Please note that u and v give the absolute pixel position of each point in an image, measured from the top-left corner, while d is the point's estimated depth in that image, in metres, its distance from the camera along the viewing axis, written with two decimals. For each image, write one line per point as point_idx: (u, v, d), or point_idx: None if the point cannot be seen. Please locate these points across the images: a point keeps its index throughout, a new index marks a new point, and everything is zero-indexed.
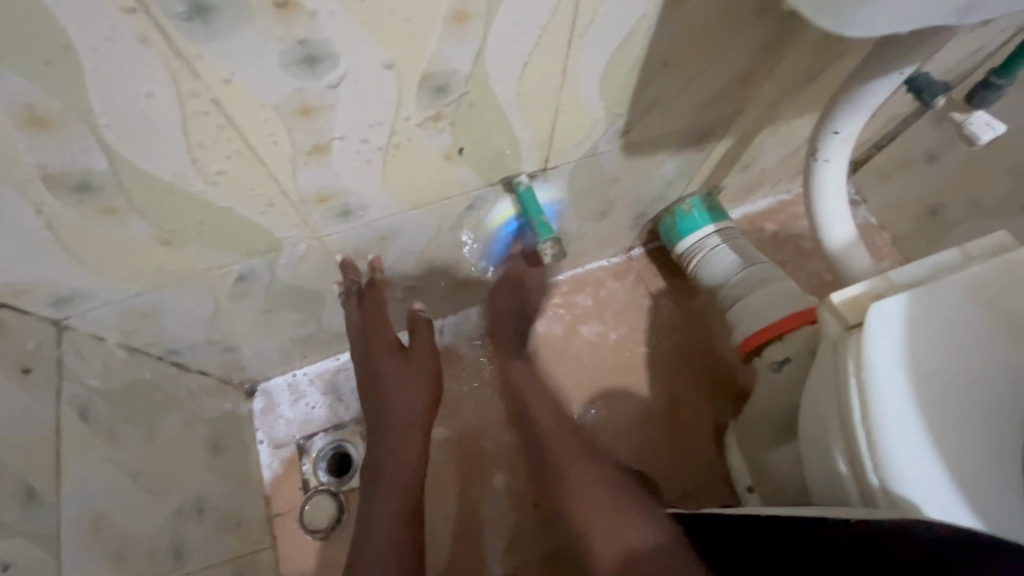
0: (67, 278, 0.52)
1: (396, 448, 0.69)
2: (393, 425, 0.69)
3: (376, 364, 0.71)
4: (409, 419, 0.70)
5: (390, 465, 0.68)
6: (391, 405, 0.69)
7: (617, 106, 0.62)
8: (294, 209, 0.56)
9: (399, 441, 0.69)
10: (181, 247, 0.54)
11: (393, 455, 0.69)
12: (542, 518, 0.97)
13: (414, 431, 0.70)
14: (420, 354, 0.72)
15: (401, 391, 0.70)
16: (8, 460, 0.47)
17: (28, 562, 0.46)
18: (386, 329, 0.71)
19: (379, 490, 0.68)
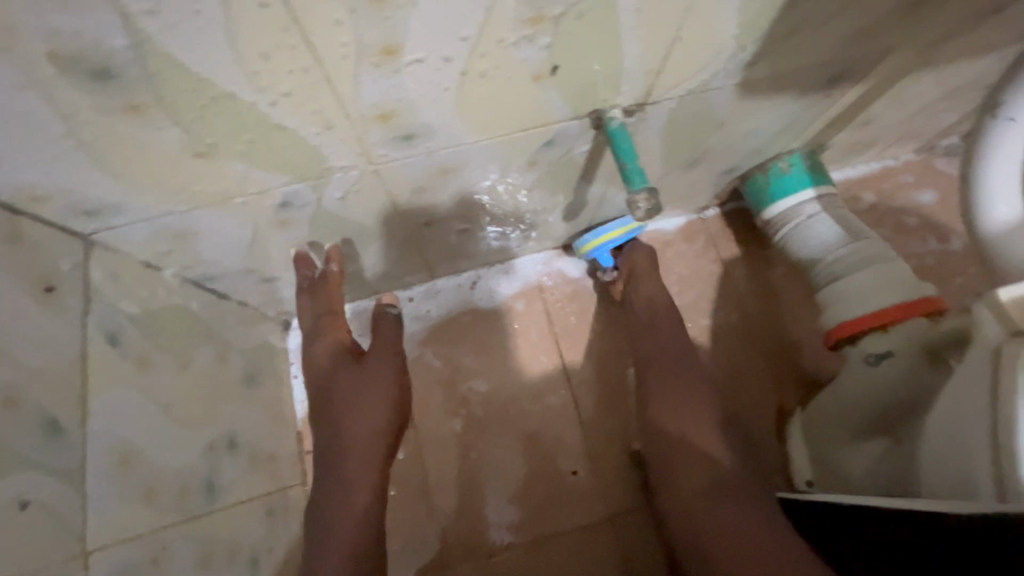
0: (91, 188, 0.45)
1: (346, 484, 0.64)
2: (347, 451, 0.65)
3: (337, 377, 0.68)
4: (367, 441, 0.66)
5: (340, 501, 0.63)
6: (346, 424, 0.66)
7: (751, 28, 0.50)
8: (350, 130, 0.47)
9: (355, 471, 0.64)
10: (220, 162, 0.46)
11: (345, 491, 0.63)
12: (560, 497, 0.92)
13: (369, 456, 0.65)
14: (382, 368, 0.68)
15: (359, 409, 0.66)
16: (27, 387, 0.42)
17: (50, 499, 0.42)
18: (342, 329, 0.72)
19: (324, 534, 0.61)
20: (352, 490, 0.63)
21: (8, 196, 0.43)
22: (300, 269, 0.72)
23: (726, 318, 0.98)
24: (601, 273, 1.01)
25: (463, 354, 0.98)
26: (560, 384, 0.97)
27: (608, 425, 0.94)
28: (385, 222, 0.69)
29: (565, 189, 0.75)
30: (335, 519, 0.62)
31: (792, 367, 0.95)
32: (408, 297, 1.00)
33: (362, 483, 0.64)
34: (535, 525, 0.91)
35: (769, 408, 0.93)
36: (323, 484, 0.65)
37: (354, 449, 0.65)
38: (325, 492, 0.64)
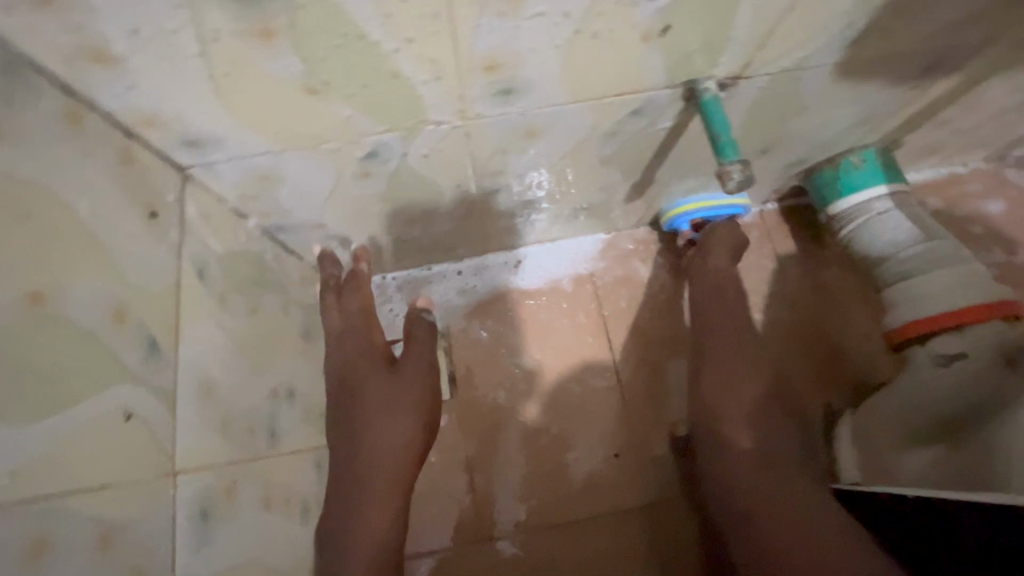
0: (203, 117, 0.45)
1: (369, 492, 0.62)
2: (367, 463, 0.62)
3: (366, 387, 0.65)
4: (395, 451, 0.64)
5: (366, 511, 0.61)
6: (375, 435, 0.63)
7: (867, 3, 0.49)
8: (455, 76, 0.47)
9: (378, 484, 0.62)
10: (327, 101, 0.46)
11: (366, 509, 0.61)
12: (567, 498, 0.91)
13: (399, 463, 0.63)
14: (416, 380, 0.66)
15: (386, 421, 0.64)
16: (134, 304, 0.43)
17: (148, 416, 0.43)
18: (374, 333, 0.69)
19: (342, 557, 0.59)
20: (375, 507, 0.61)
21: (125, 117, 0.44)
22: (323, 268, 0.74)
23: (778, 314, 0.97)
24: (652, 260, 1.00)
25: (509, 330, 0.98)
26: (605, 367, 0.96)
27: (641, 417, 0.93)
28: (457, 186, 0.69)
29: (637, 167, 0.74)
30: (354, 531, 0.60)
31: (842, 368, 0.93)
32: (455, 270, 1.00)
33: (382, 498, 0.62)
34: (545, 517, 0.90)
35: (817, 407, 0.92)
36: (338, 493, 0.62)
37: (376, 456, 0.63)
38: (344, 501, 0.62)
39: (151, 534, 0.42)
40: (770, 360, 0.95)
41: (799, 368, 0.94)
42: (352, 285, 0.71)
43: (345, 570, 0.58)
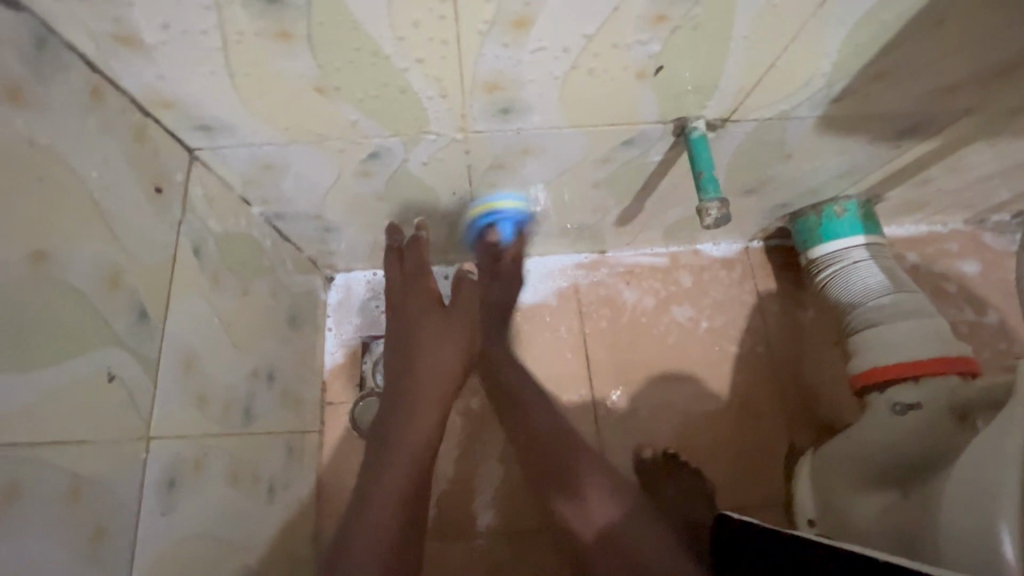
0: (217, 105, 0.48)
1: (412, 409, 0.72)
2: (422, 376, 0.75)
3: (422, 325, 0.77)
4: (442, 376, 0.75)
5: (411, 422, 0.71)
6: (426, 358, 0.75)
7: (848, 66, 0.52)
8: (459, 92, 0.50)
9: (423, 401, 0.73)
10: (335, 101, 0.49)
11: (415, 414, 0.72)
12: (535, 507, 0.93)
13: (442, 384, 0.75)
14: (464, 322, 0.77)
15: (435, 348, 0.75)
16: (130, 274, 0.45)
17: (130, 381, 0.45)
18: (432, 282, 0.80)
19: (389, 450, 0.69)
20: (419, 414, 0.72)
21: (142, 97, 0.46)
22: (390, 237, 0.81)
23: (752, 349, 1.00)
24: (637, 284, 1.03)
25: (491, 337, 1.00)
26: (581, 382, 0.98)
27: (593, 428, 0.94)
28: (453, 193, 0.72)
29: (626, 192, 0.77)
30: (396, 443, 0.70)
31: (807, 407, 0.96)
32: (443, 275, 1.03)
33: (425, 414, 0.73)
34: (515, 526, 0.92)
35: (779, 442, 0.94)
36: (389, 407, 0.73)
37: (427, 376, 0.75)
38: (391, 415, 0.73)
39: (122, 493, 0.43)
40: (740, 392, 0.97)
41: (767, 403, 0.97)
42: (412, 247, 0.79)
43: (395, 457, 0.69)
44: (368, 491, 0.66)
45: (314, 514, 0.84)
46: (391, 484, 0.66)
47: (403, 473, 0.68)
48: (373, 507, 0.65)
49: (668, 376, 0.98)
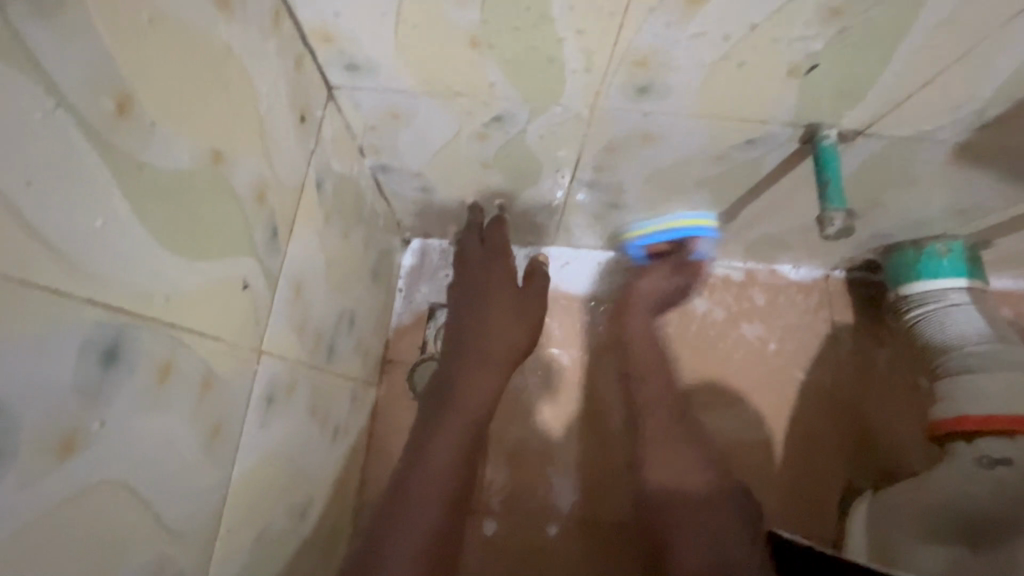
0: (373, 46, 0.50)
1: (473, 372, 0.73)
2: (484, 351, 0.75)
3: (494, 307, 0.77)
4: (506, 350, 0.76)
5: (467, 392, 0.72)
6: (493, 333, 0.75)
7: (1009, 91, 0.50)
8: (605, 62, 0.50)
9: (478, 380, 0.73)
10: (483, 56, 0.50)
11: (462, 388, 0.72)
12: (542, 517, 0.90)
13: (504, 359, 0.75)
14: (523, 317, 0.78)
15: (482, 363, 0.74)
16: (272, 192, 0.48)
17: (259, 292, 0.47)
18: (505, 260, 0.80)
19: (446, 411, 0.70)
20: (484, 377, 0.73)
21: (308, 28, 0.48)
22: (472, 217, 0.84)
23: (821, 380, 0.97)
24: (709, 294, 1.01)
25: (554, 324, 1.00)
26: (639, 383, 0.96)
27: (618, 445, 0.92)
28: (557, 170, 0.72)
29: (728, 196, 0.76)
30: (438, 444, 0.68)
31: (870, 447, 0.93)
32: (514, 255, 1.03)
33: (484, 379, 0.73)
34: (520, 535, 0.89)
35: (837, 480, 0.91)
36: (453, 374, 0.73)
37: (483, 355, 0.74)
38: (454, 383, 0.73)
39: (240, 395, 0.45)
40: (802, 421, 0.94)
41: (829, 437, 0.94)
42: (490, 230, 0.83)
43: (444, 440, 0.68)
44: (405, 483, 0.65)
45: (364, 464, 0.86)
46: (439, 451, 0.67)
47: (454, 450, 0.68)
48: (417, 495, 0.64)
49: (730, 393, 0.96)
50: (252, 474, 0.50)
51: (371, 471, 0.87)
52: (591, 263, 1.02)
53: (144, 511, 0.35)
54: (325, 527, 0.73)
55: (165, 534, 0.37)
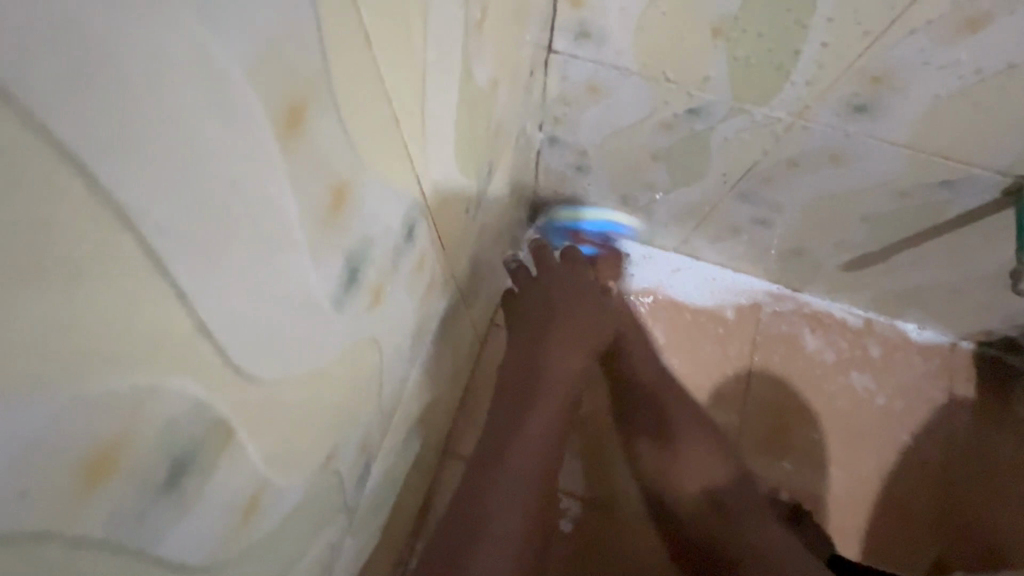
0: (616, 21, 0.53)
1: (562, 345, 0.70)
2: (569, 330, 0.71)
3: (562, 300, 0.74)
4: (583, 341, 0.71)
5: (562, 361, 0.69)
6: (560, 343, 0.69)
7: None
8: (836, 70, 0.52)
9: (562, 358, 0.69)
10: (718, 47, 0.53)
11: (551, 362, 0.68)
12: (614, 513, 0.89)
13: (581, 349, 0.71)
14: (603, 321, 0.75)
15: (569, 352, 0.70)
16: (499, 135, 0.52)
17: (465, 224, 0.51)
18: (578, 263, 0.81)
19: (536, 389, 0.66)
20: (570, 356, 0.69)
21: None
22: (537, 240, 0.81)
23: (925, 447, 0.94)
24: (823, 334, 0.98)
25: (658, 329, 0.98)
26: (732, 404, 0.96)
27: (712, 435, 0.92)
28: (721, 177, 0.73)
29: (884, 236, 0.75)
30: (518, 441, 0.61)
31: (967, 523, 0.90)
32: (623, 252, 0.98)
33: (574, 352, 0.70)
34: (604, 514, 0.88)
35: (928, 547, 0.90)
36: (542, 342, 0.70)
37: (576, 329, 0.72)
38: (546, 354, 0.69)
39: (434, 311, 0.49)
40: (898, 482, 0.93)
41: (922, 505, 0.92)
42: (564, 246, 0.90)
43: (542, 405, 0.65)
44: (512, 428, 0.62)
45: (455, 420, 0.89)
46: (534, 439, 0.62)
47: (546, 424, 0.64)
48: (517, 469, 0.59)
49: (827, 436, 0.95)
50: (411, 382, 0.53)
51: (460, 425, 0.90)
52: (703, 277, 0.99)
53: (370, 377, 0.39)
54: (422, 459, 0.76)
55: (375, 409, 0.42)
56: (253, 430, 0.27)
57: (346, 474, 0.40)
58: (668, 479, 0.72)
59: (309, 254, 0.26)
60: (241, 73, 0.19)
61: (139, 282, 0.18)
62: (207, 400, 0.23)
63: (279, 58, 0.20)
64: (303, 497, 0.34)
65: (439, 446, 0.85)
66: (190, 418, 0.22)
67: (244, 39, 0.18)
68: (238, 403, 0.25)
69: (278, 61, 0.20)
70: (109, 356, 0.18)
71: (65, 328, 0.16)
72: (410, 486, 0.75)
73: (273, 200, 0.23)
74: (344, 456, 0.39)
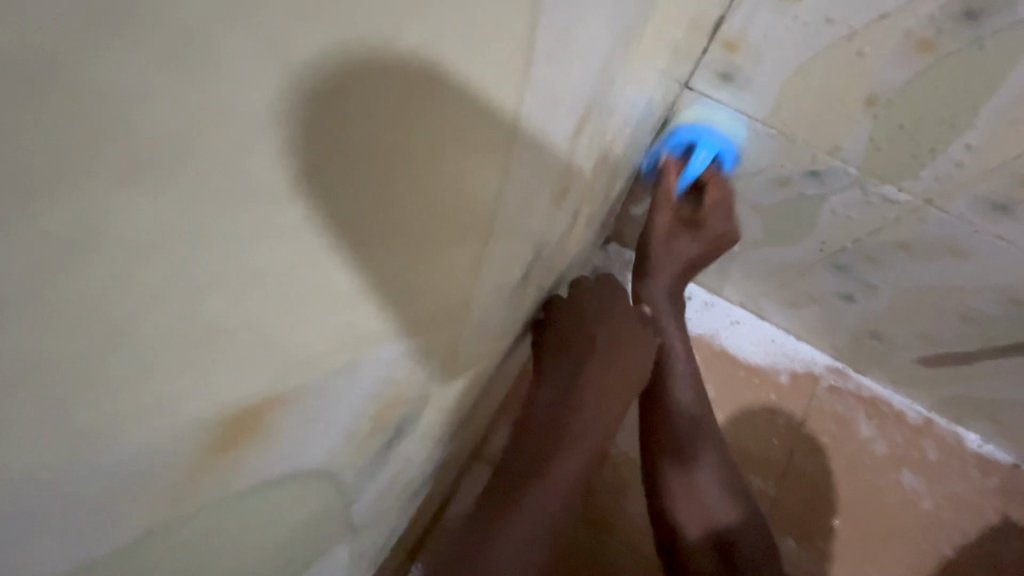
0: (766, 73, 0.53)
1: (598, 392, 0.61)
2: (611, 373, 0.63)
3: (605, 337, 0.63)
4: (618, 385, 0.63)
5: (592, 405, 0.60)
6: (596, 392, 0.61)
7: None
8: (986, 165, 0.50)
9: (589, 412, 0.61)
10: (864, 119, 0.52)
11: (590, 407, 0.61)
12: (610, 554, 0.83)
13: (619, 395, 0.63)
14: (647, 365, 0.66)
15: (612, 394, 0.62)
16: (625, 160, 0.52)
17: (573, 242, 0.50)
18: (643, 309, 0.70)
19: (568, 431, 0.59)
20: (606, 405, 0.61)
21: (722, 38, 0.52)
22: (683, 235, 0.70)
23: (968, 566, 0.89)
24: (879, 424, 0.94)
25: (710, 381, 0.96)
26: (772, 472, 0.93)
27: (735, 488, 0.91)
28: (821, 243, 0.71)
29: (978, 339, 0.72)
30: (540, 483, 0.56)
31: None
32: (687, 295, 0.96)
33: (611, 397, 0.62)
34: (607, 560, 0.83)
35: None
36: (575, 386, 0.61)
37: (618, 375, 0.63)
38: (578, 396, 0.60)
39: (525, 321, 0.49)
40: None
41: None
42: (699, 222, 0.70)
43: (571, 445, 0.59)
44: (532, 472, 0.56)
45: (490, 431, 0.87)
46: (556, 481, 0.57)
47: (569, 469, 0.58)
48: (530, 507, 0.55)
49: (865, 529, 0.91)
50: (486, 382, 0.53)
51: (494, 432, 0.89)
52: (763, 338, 0.97)
53: (476, 372, 0.39)
54: (459, 457, 0.75)
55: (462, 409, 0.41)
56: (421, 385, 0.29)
57: (428, 464, 0.39)
58: (703, 508, 0.66)
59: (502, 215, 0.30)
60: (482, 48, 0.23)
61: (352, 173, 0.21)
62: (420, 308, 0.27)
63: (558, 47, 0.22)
64: (404, 475, 0.34)
65: (472, 449, 0.84)
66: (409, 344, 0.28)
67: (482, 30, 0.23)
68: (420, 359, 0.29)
69: (513, 54, 0.24)
70: (308, 235, 0.21)
71: (267, 210, 0.19)
72: (442, 483, 0.74)
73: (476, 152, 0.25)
74: (435, 444, 0.39)
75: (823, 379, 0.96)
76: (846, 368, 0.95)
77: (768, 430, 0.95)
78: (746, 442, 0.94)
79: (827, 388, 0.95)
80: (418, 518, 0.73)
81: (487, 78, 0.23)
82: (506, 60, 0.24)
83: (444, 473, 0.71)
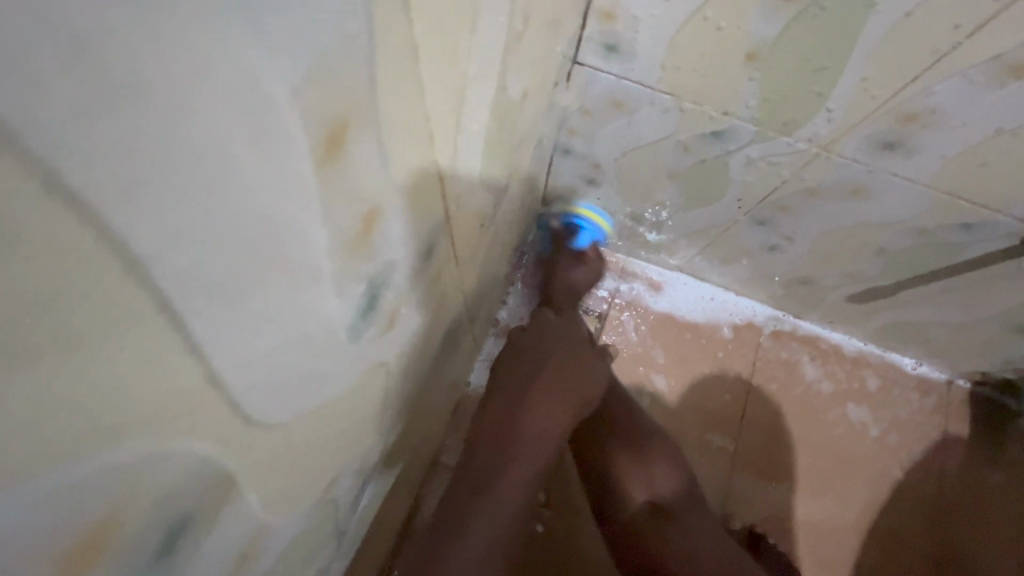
0: (647, 41, 0.52)
1: (550, 399, 0.60)
2: (562, 376, 0.63)
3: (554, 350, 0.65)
4: (571, 387, 0.63)
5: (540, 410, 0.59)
6: (542, 400, 0.60)
7: None
8: (864, 110, 0.51)
9: (538, 413, 0.59)
10: (749, 74, 0.51)
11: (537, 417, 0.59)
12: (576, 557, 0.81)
13: (568, 397, 0.62)
14: (592, 381, 0.65)
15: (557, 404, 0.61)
16: (514, 148, 0.50)
17: (472, 241, 0.48)
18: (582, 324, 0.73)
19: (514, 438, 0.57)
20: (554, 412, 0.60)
21: (597, 9, 0.50)
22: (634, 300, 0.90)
23: (917, 483, 0.94)
24: (822, 363, 0.97)
25: (658, 348, 0.96)
26: (727, 426, 0.95)
27: (692, 446, 0.93)
28: (737, 201, 0.71)
29: (898, 271, 0.74)
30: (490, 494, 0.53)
31: (957, 559, 0.91)
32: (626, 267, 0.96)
33: (561, 400, 0.61)
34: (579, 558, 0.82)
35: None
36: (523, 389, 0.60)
37: (565, 380, 0.63)
38: (524, 403, 0.59)
39: (431, 331, 0.46)
40: (890, 516, 0.92)
41: (911, 541, 0.91)
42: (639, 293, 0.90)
43: (520, 453, 0.57)
44: (485, 477, 0.54)
45: (444, 437, 0.85)
46: (507, 489, 0.54)
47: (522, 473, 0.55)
48: (483, 512, 0.52)
49: (820, 465, 0.94)
50: (407, 397, 0.50)
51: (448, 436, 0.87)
52: (703, 297, 0.98)
53: (372, 402, 0.36)
54: (411, 473, 0.73)
55: (367, 441, 0.39)
56: (258, 476, 0.25)
57: (340, 501, 0.37)
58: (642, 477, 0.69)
59: (282, 298, 0.21)
60: (95, 158, 0.12)
61: (62, 356, 0.13)
62: (141, 462, 0.18)
63: (326, 81, 0.18)
64: (298, 529, 0.32)
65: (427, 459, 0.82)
66: (190, 475, 0.20)
67: (99, 114, 0.12)
68: (250, 451, 0.24)
69: (268, 119, 0.16)
70: None
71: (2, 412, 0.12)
72: (397, 501, 0.71)
73: (287, 231, 0.19)
74: (341, 482, 0.36)
75: (764, 328, 0.98)
76: (783, 314, 0.97)
77: (720, 387, 0.96)
78: (698, 400, 0.95)
79: (768, 338, 0.98)
80: (378, 542, 0.71)
81: (138, 161, 0.13)
82: (183, 124, 0.14)
83: (395, 491, 0.68)
